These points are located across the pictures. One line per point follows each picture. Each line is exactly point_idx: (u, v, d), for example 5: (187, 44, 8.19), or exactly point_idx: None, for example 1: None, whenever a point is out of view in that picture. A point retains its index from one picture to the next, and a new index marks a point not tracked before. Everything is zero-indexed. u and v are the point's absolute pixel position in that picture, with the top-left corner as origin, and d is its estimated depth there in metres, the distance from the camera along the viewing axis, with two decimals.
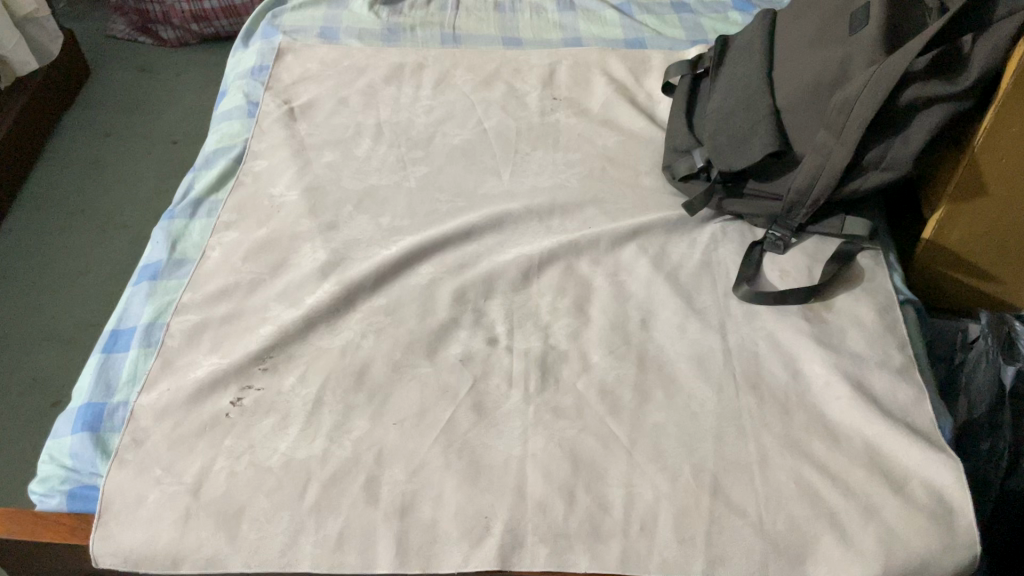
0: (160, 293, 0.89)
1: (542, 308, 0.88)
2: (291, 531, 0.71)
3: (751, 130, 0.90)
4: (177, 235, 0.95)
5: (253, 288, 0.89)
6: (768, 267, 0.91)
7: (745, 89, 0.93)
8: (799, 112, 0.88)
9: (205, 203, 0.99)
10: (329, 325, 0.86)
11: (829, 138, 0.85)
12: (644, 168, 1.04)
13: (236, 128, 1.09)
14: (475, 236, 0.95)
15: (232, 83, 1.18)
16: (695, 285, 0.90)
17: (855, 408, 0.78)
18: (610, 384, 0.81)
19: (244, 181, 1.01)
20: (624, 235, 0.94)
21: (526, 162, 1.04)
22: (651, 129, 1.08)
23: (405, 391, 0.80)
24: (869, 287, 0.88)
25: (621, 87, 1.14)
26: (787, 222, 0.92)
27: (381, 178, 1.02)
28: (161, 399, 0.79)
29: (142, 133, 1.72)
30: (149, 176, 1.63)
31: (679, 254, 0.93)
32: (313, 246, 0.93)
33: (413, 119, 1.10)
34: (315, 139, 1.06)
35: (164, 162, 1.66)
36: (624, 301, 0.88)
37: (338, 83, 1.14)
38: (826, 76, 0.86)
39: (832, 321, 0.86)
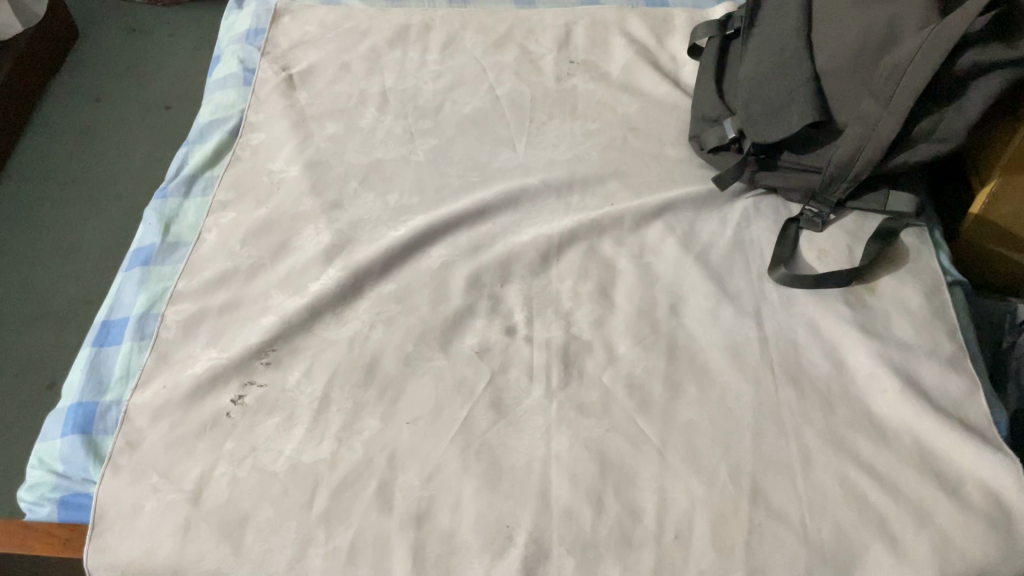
0: (154, 280, 0.83)
1: (563, 294, 0.82)
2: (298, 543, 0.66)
3: (788, 98, 0.83)
4: (171, 216, 0.89)
5: (253, 273, 0.83)
6: (805, 246, 0.85)
7: (779, 50, 0.86)
8: (840, 77, 0.81)
9: (200, 180, 0.92)
10: (335, 315, 0.80)
11: (875, 107, 0.78)
12: (669, 138, 0.97)
13: (231, 97, 1.01)
14: (490, 215, 0.89)
15: (225, 48, 1.10)
16: (727, 267, 0.83)
17: (904, 403, 0.72)
18: (638, 377, 0.75)
19: (241, 156, 0.94)
20: (650, 212, 0.88)
21: (542, 132, 0.98)
22: (676, 95, 1.01)
23: (418, 387, 0.75)
24: (914, 268, 0.82)
25: (642, 49, 1.06)
26: (826, 197, 0.85)
27: (387, 152, 0.95)
28: (157, 397, 0.74)
29: (134, 97, 1.64)
30: (143, 142, 1.56)
31: (709, 232, 0.86)
32: (316, 226, 0.87)
33: (420, 86, 1.03)
34: (316, 109, 0.99)
35: (157, 128, 1.58)
36: (651, 285, 0.82)
37: (340, 47, 1.06)
38: (873, 38, 0.78)
39: (875, 305, 0.79)
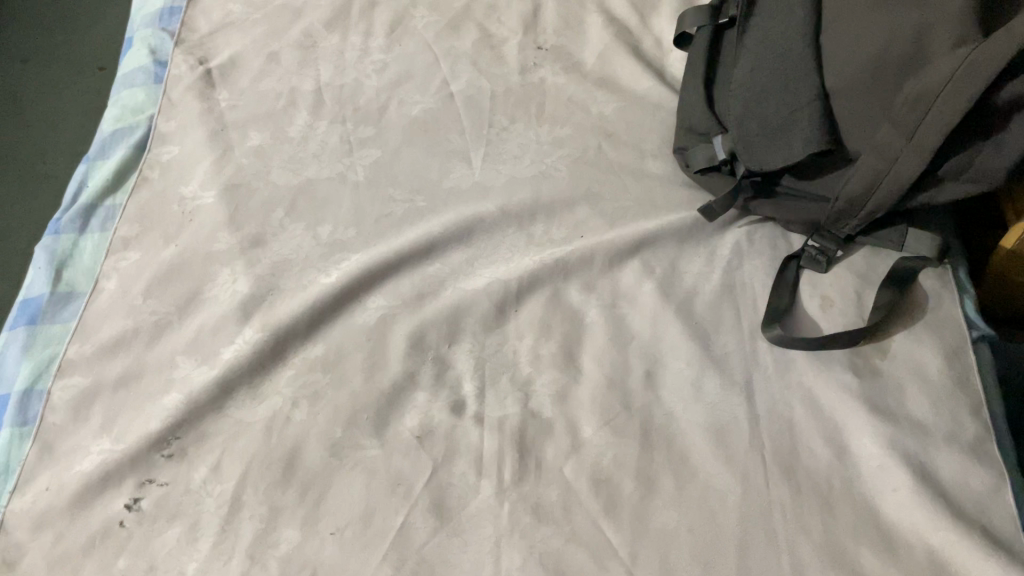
0: (40, 344, 0.71)
1: (521, 356, 0.70)
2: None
3: (790, 119, 0.69)
4: (64, 258, 0.75)
5: (157, 333, 0.71)
6: (806, 292, 0.72)
7: (779, 54, 0.71)
8: (856, 96, 0.66)
9: (99, 210, 0.79)
10: (251, 389, 0.68)
11: (895, 139, 0.64)
12: (651, 148, 0.83)
13: (140, 98, 0.86)
14: (438, 252, 0.76)
15: (136, 30, 0.94)
16: (714, 320, 0.71)
17: (918, 507, 0.61)
18: (605, 469, 0.64)
19: (149, 176, 0.80)
20: (625, 249, 0.75)
21: (502, 140, 0.83)
22: (661, 91, 0.86)
23: (347, 485, 0.63)
24: (934, 322, 0.70)
25: (622, 31, 0.90)
26: (832, 232, 0.73)
27: (319, 169, 0.81)
28: (40, 502, 0.63)
29: (64, 54, 1.47)
30: (75, 110, 1.40)
31: (694, 274, 0.74)
32: (233, 269, 0.74)
33: (362, 80, 0.87)
34: (237, 113, 0.84)
35: (89, 96, 1.42)
36: (624, 344, 0.70)
37: (268, 31, 0.91)
38: (897, 54, 0.64)
39: (886, 372, 0.67)
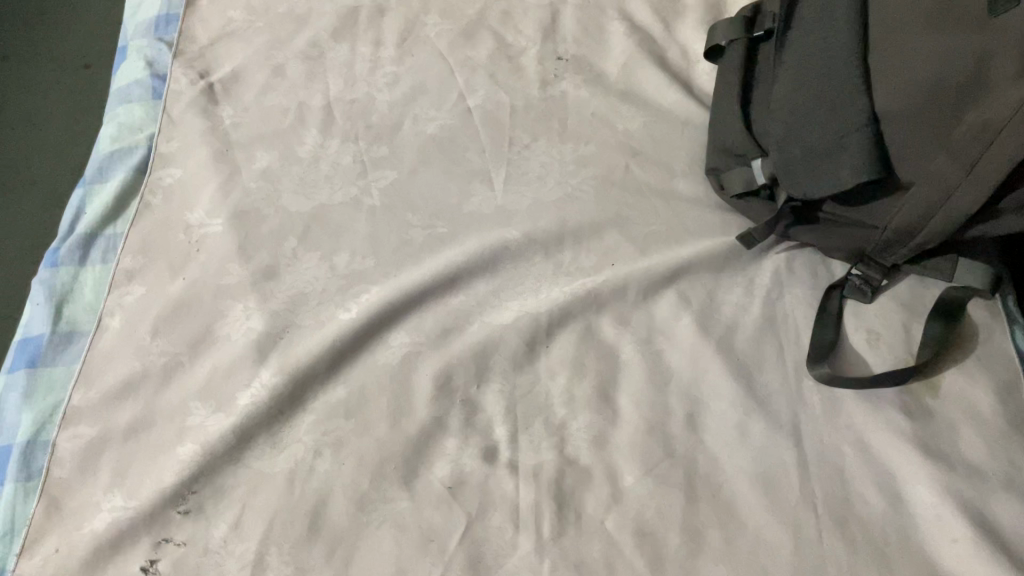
0: (42, 390, 0.66)
1: (554, 397, 0.66)
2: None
3: (837, 144, 0.65)
4: (63, 294, 0.71)
5: (167, 376, 0.66)
6: (850, 325, 0.69)
7: (825, 76, 0.67)
8: (907, 123, 0.62)
9: (99, 240, 0.74)
10: (270, 438, 0.64)
11: (953, 171, 0.60)
12: (681, 167, 0.79)
13: (137, 115, 0.81)
14: (462, 283, 0.72)
15: (130, 38, 0.88)
16: (756, 357, 0.68)
17: (978, 560, 0.58)
18: (649, 521, 0.61)
19: (151, 203, 0.75)
20: (659, 280, 0.71)
21: (524, 160, 0.79)
22: (689, 105, 0.82)
23: (377, 543, 0.60)
24: (985, 356, 0.67)
25: (646, 39, 0.86)
26: (878, 260, 0.69)
27: (332, 193, 0.76)
28: (49, 567, 0.59)
29: (38, 43, 1.38)
30: (55, 107, 1.33)
31: (732, 306, 0.70)
32: (245, 305, 0.70)
33: (373, 95, 0.83)
34: (243, 132, 0.79)
35: (69, 90, 1.34)
36: (663, 384, 0.66)
37: (271, 40, 0.85)
38: (955, 79, 0.59)
39: (938, 412, 0.65)
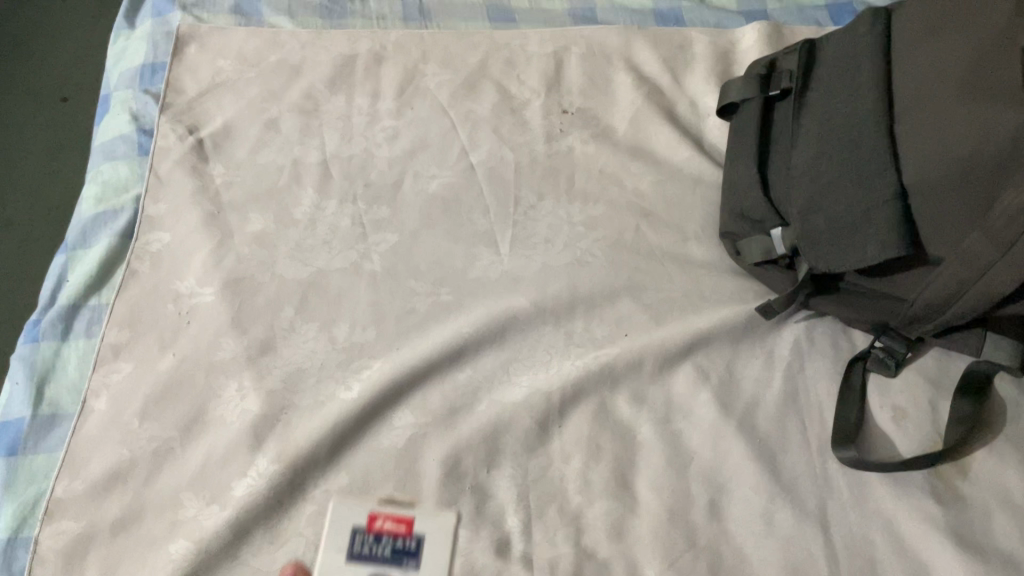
0: (22, 480, 0.62)
1: (569, 482, 0.63)
2: (367, 514, 0.61)
3: (863, 217, 0.62)
4: (44, 372, 0.67)
5: (158, 463, 0.63)
6: (875, 401, 0.67)
7: (849, 143, 0.64)
8: (938, 197, 0.59)
9: (83, 311, 0.70)
10: (268, 531, 0.60)
11: (989, 251, 0.57)
12: (694, 229, 0.76)
13: (123, 174, 0.77)
14: (469, 356, 0.68)
15: (114, 90, 0.84)
16: (779, 437, 0.65)
17: None
18: None
19: (138, 269, 0.71)
20: (676, 353, 0.68)
21: (531, 221, 0.76)
22: (700, 162, 0.79)
23: None
24: (1015, 436, 0.64)
25: (654, 92, 0.83)
26: (902, 334, 0.66)
27: (330, 258, 0.73)
28: None
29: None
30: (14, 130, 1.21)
31: (752, 381, 0.67)
32: (240, 383, 0.66)
33: (372, 150, 0.79)
34: (235, 192, 0.76)
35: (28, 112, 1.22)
36: (683, 468, 0.63)
37: (263, 91, 0.81)
38: (989, 155, 0.56)
39: (970, 497, 0.62)
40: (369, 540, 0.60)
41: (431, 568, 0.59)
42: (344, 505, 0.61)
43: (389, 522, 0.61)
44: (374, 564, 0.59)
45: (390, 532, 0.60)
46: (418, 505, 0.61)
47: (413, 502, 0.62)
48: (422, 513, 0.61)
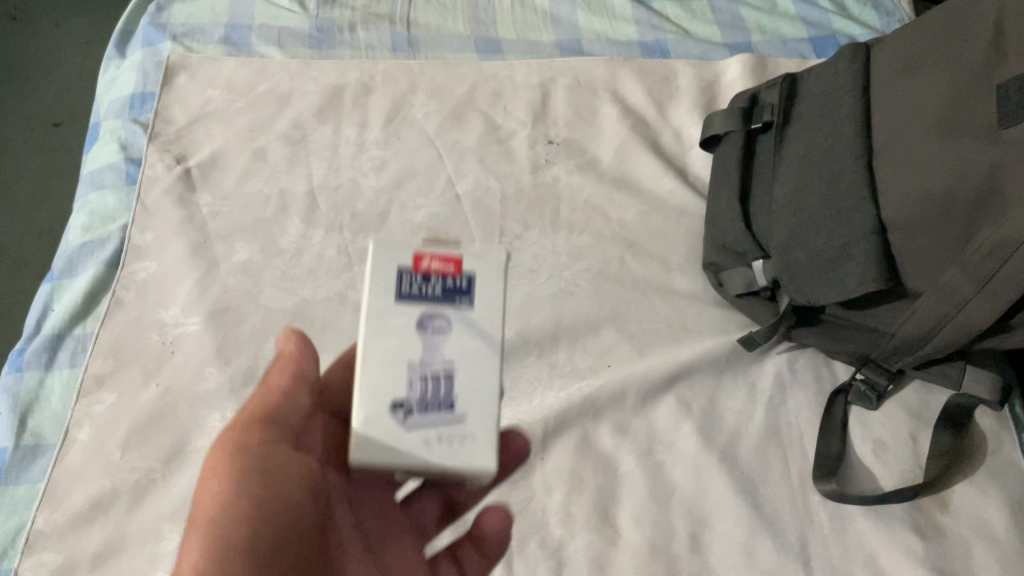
0: (4, 512, 0.63)
1: (551, 515, 0.63)
2: (411, 253, 0.43)
3: (842, 250, 0.62)
4: (28, 404, 0.67)
5: (140, 494, 0.63)
6: (856, 434, 0.67)
7: (828, 177, 0.64)
8: (915, 232, 0.59)
9: (68, 341, 0.71)
10: None
11: (965, 286, 0.57)
12: (678, 261, 0.77)
13: (110, 204, 0.77)
14: None
15: (103, 119, 0.84)
16: (761, 469, 0.65)
17: None
18: None
19: (123, 299, 0.71)
20: (658, 385, 0.68)
21: (517, 251, 0.76)
22: (684, 193, 0.80)
23: None
24: (995, 469, 0.65)
25: (639, 124, 0.84)
26: (882, 365, 0.66)
27: (316, 287, 0.73)
28: None
29: None
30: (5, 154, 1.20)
31: (735, 413, 0.68)
32: (224, 414, 0.66)
33: (359, 180, 0.80)
34: (222, 221, 0.76)
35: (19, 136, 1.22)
36: (665, 501, 0.63)
37: (252, 121, 0.82)
38: (964, 191, 0.56)
39: (950, 530, 0.62)
40: (416, 282, 0.43)
41: (490, 305, 0.43)
42: (377, 246, 0.43)
43: (438, 262, 0.43)
44: (428, 336, 0.42)
45: (439, 273, 0.43)
46: (463, 244, 0.44)
47: (459, 242, 0.44)
48: (470, 250, 0.44)
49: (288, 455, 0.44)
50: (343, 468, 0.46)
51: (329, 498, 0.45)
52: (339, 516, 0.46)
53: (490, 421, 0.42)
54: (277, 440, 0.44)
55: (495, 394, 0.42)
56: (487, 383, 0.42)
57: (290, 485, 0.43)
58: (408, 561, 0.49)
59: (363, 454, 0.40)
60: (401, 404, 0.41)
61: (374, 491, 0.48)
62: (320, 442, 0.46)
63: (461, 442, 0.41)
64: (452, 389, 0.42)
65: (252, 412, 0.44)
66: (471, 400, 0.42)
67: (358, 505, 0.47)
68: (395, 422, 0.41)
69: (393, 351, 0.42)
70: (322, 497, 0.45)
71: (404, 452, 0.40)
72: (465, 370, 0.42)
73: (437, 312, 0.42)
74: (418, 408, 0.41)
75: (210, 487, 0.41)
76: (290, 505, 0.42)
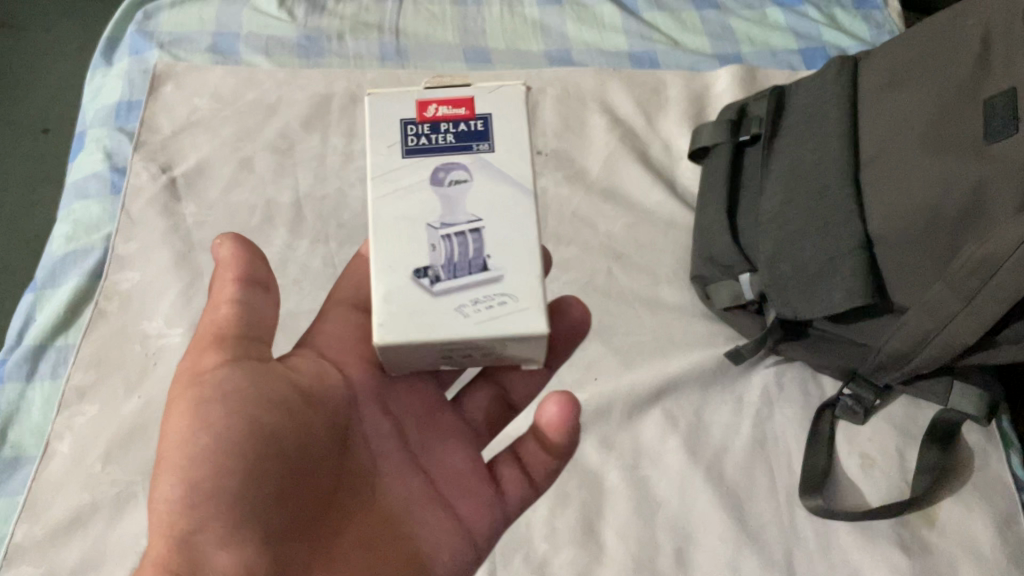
0: None
1: (536, 529, 0.62)
2: (416, 103, 0.46)
3: (827, 264, 0.62)
4: (8, 416, 0.67)
5: (120, 508, 0.62)
6: (843, 448, 0.67)
7: (814, 191, 0.64)
8: (901, 246, 0.59)
9: (49, 352, 0.70)
10: None
11: (950, 302, 0.57)
12: (665, 273, 0.76)
13: (94, 213, 0.77)
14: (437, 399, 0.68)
15: (89, 126, 0.83)
16: (747, 484, 0.65)
17: None
18: None
19: (106, 309, 0.71)
20: (644, 398, 0.68)
21: None
22: (672, 205, 0.80)
23: None
24: (981, 485, 0.64)
25: (628, 134, 0.84)
26: (868, 380, 0.66)
27: (301, 299, 0.73)
28: None
29: None
30: None
31: (721, 427, 0.67)
32: None
33: (346, 191, 0.79)
34: (207, 231, 0.75)
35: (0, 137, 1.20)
36: (651, 516, 0.63)
37: (238, 130, 0.81)
38: (949, 207, 0.56)
39: (936, 547, 0.62)
40: (423, 131, 0.45)
41: (501, 154, 0.45)
42: (378, 100, 0.46)
43: (446, 106, 0.45)
44: (445, 189, 0.44)
45: (447, 117, 0.45)
46: (472, 86, 0.46)
47: (467, 85, 0.46)
48: (481, 90, 0.46)
49: (253, 381, 0.41)
50: (372, 361, 0.49)
51: (308, 418, 0.43)
52: (370, 417, 0.48)
53: (531, 275, 0.43)
54: (237, 363, 0.42)
55: (532, 235, 0.44)
56: (518, 240, 0.43)
57: (265, 407, 0.41)
58: (452, 453, 0.51)
59: (393, 322, 0.42)
60: (426, 270, 0.43)
61: (412, 389, 0.51)
62: (316, 367, 0.46)
63: (503, 301, 0.42)
64: (482, 245, 0.43)
65: (214, 339, 0.43)
66: (506, 261, 0.43)
67: (392, 404, 0.49)
68: (424, 287, 0.42)
69: (408, 212, 0.44)
70: (304, 416, 0.43)
71: (435, 315, 0.42)
72: (491, 220, 0.44)
73: (452, 163, 0.45)
74: (444, 272, 0.43)
75: (177, 434, 0.40)
76: (261, 434, 0.40)
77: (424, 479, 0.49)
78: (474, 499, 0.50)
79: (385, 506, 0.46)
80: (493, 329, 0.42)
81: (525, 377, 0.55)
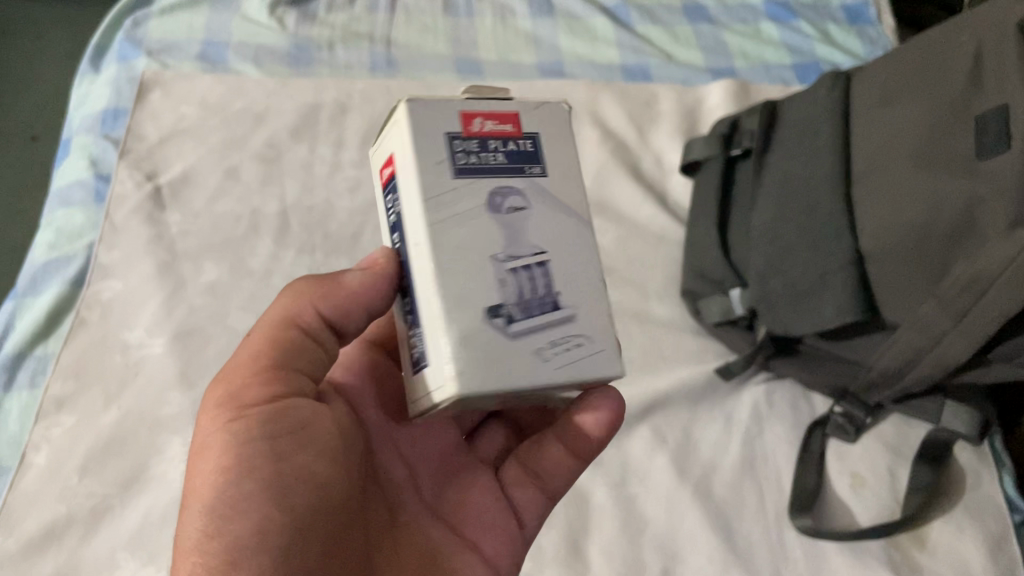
0: None
1: None
2: (457, 115, 0.40)
3: (818, 281, 0.61)
4: None
5: (95, 521, 0.61)
6: (834, 466, 0.66)
7: (805, 208, 0.64)
8: (892, 264, 0.58)
9: (28, 361, 0.69)
10: None
11: (940, 320, 0.56)
12: (654, 287, 0.76)
13: (77, 221, 0.76)
14: None
15: (74, 134, 0.83)
16: (735, 503, 0.64)
17: None
18: None
19: (86, 319, 0.69)
20: (633, 414, 0.67)
21: None
22: (662, 220, 0.79)
23: None
24: (972, 506, 0.64)
25: (619, 147, 0.83)
26: (861, 399, 0.66)
27: None
28: None
29: None
30: None
31: (709, 444, 0.66)
32: (185, 439, 0.65)
33: (332, 201, 0.78)
34: (191, 241, 0.74)
35: None
36: (637, 534, 0.62)
37: (225, 139, 0.80)
38: (941, 225, 0.55)
39: (926, 568, 0.61)
40: (472, 147, 0.40)
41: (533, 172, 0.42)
42: (419, 106, 0.39)
43: (493, 122, 0.41)
44: (503, 215, 0.40)
45: (494, 134, 0.41)
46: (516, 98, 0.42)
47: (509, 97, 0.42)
48: (525, 104, 0.42)
49: (298, 422, 0.41)
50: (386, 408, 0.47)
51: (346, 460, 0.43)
52: (387, 463, 0.46)
53: (601, 314, 0.41)
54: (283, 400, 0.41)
55: (594, 271, 0.42)
56: (584, 272, 0.41)
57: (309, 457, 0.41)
58: (478, 496, 0.48)
59: (477, 378, 0.37)
60: (499, 309, 0.38)
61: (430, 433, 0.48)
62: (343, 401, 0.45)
63: (578, 343, 0.40)
64: (551, 280, 0.40)
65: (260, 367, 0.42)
66: (576, 298, 0.41)
67: (407, 449, 0.47)
68: (500, 329, 0.38)
69: (466, 244, 0.39)
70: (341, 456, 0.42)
71: (517, 359, 0.38)
72: (555, 254, 0.41)
73: (507, 187, 0.40)
74: (518, 312, 0.39)
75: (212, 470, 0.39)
76: (312, 481, 0.40)
77: (446, 526, 0.46)
78: (505, 539, 0.47)
79: (413, 555, 0.44)
80: (575, 373, 0.39)
81: (554, 414, 0.52)
